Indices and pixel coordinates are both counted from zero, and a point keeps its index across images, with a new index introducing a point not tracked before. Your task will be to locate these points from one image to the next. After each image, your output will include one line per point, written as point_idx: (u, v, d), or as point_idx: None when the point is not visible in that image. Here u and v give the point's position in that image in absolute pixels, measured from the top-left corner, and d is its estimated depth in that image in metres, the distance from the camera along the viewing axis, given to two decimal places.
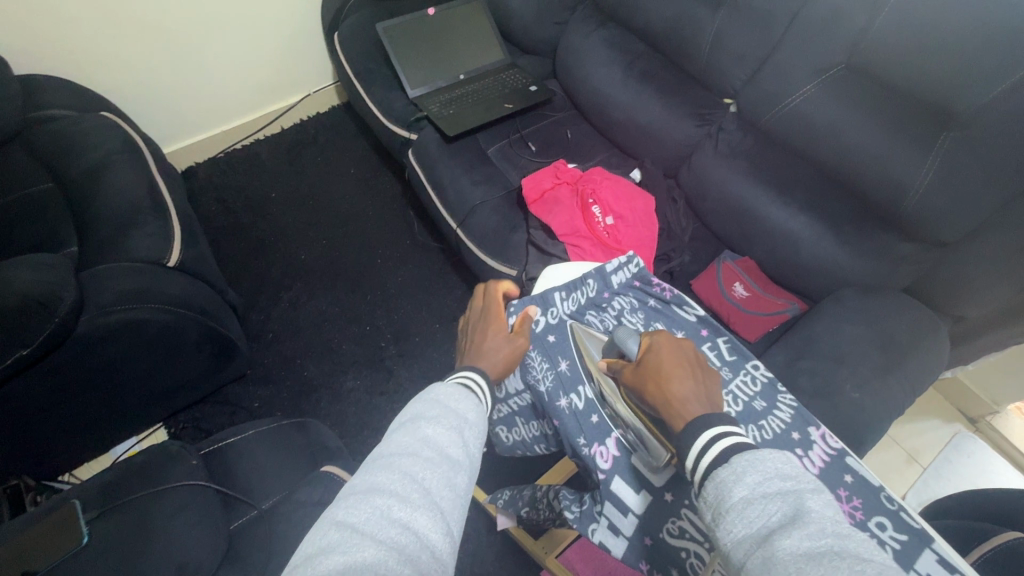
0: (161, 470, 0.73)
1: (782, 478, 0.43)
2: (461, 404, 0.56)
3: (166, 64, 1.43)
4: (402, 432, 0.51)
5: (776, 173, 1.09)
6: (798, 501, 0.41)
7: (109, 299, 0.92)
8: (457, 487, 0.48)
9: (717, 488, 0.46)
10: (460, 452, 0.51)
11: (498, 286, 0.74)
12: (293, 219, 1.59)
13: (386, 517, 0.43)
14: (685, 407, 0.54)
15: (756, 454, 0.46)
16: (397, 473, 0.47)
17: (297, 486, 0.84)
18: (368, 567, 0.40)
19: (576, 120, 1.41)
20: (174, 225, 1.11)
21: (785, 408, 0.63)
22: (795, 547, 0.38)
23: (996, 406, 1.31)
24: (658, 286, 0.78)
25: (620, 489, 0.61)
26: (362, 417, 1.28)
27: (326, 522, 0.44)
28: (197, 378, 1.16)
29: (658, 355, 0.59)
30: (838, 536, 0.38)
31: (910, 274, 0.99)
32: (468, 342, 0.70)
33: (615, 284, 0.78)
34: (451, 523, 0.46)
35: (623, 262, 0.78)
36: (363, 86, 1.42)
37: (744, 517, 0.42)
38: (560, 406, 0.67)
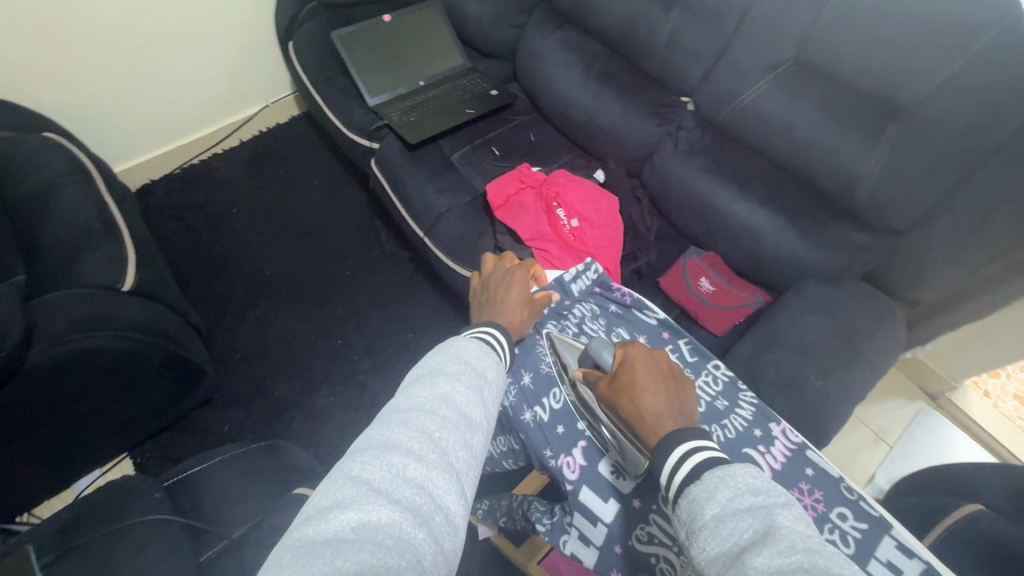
0: (122, 507, 0.71)
1: (751, 493, 0.43)
2: (481, 361, 0.59)
3: (114, 79, 1.37)
4: (420, 388, 0.53)
5: (735, 169, 1.11)
6: (768, 516, 0.41)
7: (60, 328, 0.88)
8: (471, 447, 0.51)
9: (690, 507, 0.46)
10: (476, 412, 0.53)
11: (532, 263, 0.78)
12: (256, 234, 1.55)
13: (402, 475, 0.45)
14: (657, 424, 0.54)
15: (727, 469, 0.46)
16: (414, 431, 0.49)
17: (269, 512, 0.81)
18: (382, 526, 0.42)
19: (538, 123, 1.41)
20: (129, 248, 1.07)
21: (746, 406, 0.64)
22: (767, 565, 0.37)
23: (954, 381, 1.36)
24: (618, 292, 0.79)
25: (589, 498, 0.62)
26: (337, 434, 1.26)
27: (342, 475, 0.46)
28: (162, 405, 1.13)
29: (631, 367, 0.59)
30: (809, 551, 0.38)
31: (866, 261, 1.02)
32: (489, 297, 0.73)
33: (575, 292, 0.79)
34: (463, 482, 0.48)
35: (581, 270, 0.80)
36: (321, 95, 1.39)
37: (717, 535, 0.42)
38: (525, 420, 0.68)
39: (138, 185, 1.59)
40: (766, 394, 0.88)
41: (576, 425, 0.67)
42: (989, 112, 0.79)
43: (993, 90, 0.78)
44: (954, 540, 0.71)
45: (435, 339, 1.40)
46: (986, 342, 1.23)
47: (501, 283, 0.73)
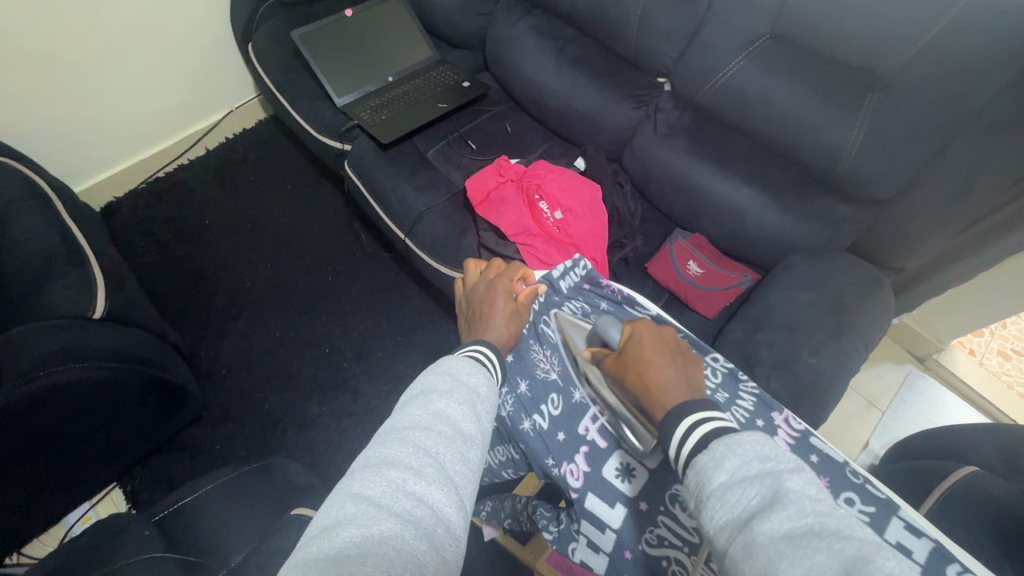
0: (111, 548, 0.68)
1: (760, 460, 0.41)
2: (473, 377, 0.57)
3: (65, 95, 1.30)
4: (414, 406, 0.52)
5: (717, 148, 1.09)
6: (776, 481, 0.39)
7: (28, 366, 0.84)
8: (469, 461, 0.49)
9: (698, 477, 0.44)
10: (471, 426, 0.51)
11: (517, 267, 0.76)
12: (232, 244, 1.51)
13: (401, 489, 0.44)
14: (664, 394, 0.53)
15: (734, 437, 0.44)
16: (411, 446, 0.47)
17: (267, 535, 0.79)
18: (385, 540, 0.40)
19: (514, 113, 1.38)
20: (96, 272, 1.02)
21: (748, 396, 0.64)
22: (774, 531, 0.36)
23: (941, 343, 1.39)
24: (608, 288, 0.75)
25: (595, 505, 0.61)
26: (332, 443, 1.24)
27: (342, 493, 0.44)
28: (147, 429, 1.10)
29: (639, 343, 0.59)
30: (818, 515, 0.37)
31: (851, 233, 1.02)
32: (475, 312, 0.72)
33: (564, 289, 0.76)
34: (463, 496, 0.47)
35: (570, 265, 0.76)
36: (286, 97, 1.33)
37: (724, 504, 0.41)
38: (525, 430, 0.69)
39: (103, 204, 1.53)
40: (761, 374, 0.88)
41: (576, 430, 0.66)
42: (965, 77, 0.78)
43: (967, 56, 0.77)
44: (952, 504, 0.72)
45: (425, 340, 1.38)
46: (971, 302, 1.25)
47: (487, 294, 0.72)
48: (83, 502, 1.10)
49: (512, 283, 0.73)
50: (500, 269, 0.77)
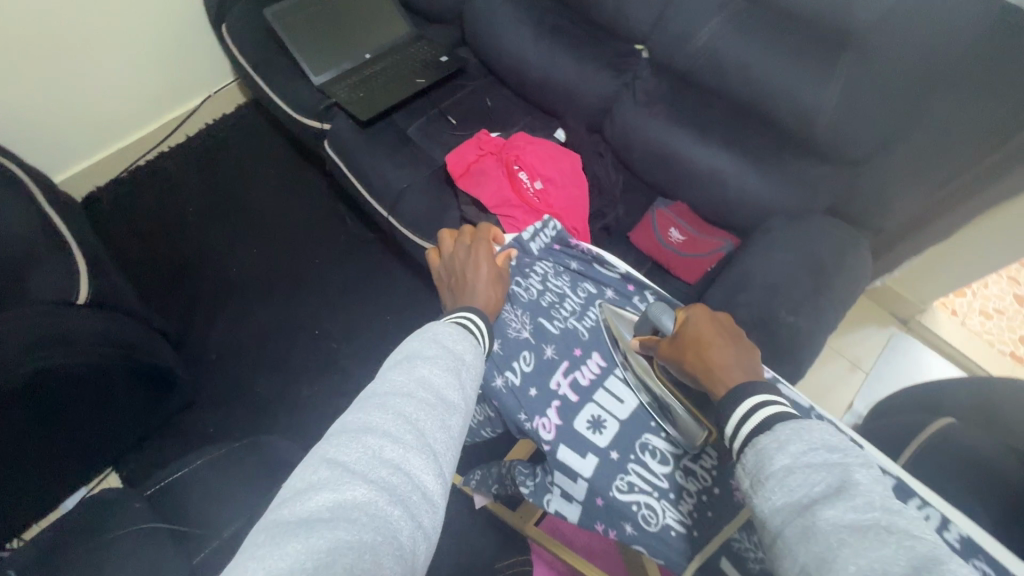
0: (103, 521, 0.70)
1: (828, 450, 0.43)
2: (460, 345, 0.58)
3: (36, 81, 1.27)
4: (398, 371, 0.52)
5: (696, 115, 1.09)
6: (844, 472, 0.41)
7: (14, 353, 0.83)
8: (450, 428, 0.50)
9: (757, 458, 0.46)
10: (454, 395, 0.53)
11: (487, 230, 0.78)
12: (216, 230, 1.50)
13: (378, 456, 0.44)
14: (724, 373, 0.55)
15: (802, 424, 0.46)
16: (390, 413, 0.48)
17: (258, 507, 0.81)
18: (357, 505, 0.41)
19: (492, 86, 1.35)
20: (79, 258, 1.02)
21: None
22: (839, 519, 0.39)
23: (923, 305, 1.41)
24: (580, 248, 0.79)
25: (567, 457, 0.63)
26: (324, 422, 1.27)
27: (316, 459, 0.44)
28: (139, 412, 1.11)
29: (696, 326, 0.60)
30: (887, 510, 0.38)
31: (830, 194, 1.02)
32: (456, 277, 0.72)
33: (535, 251, 0.79)
34: (442, 463, 0.47)
35: (540, 227, 0.79)
36: (262, 78, 1.31)
37: (783, 487, 0.42)
38: (498, 387, 0.68)
39: (84, 194, 1.52)
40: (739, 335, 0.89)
41: (548, 384, 0.68)
42: None
43: None
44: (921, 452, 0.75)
45: (413, 318, 1.39)
46: (953, 260, 1.26)
47: (468, 259, 0.72)
48: (81, 487, 1.12)
49: (490, 247, 0.74)
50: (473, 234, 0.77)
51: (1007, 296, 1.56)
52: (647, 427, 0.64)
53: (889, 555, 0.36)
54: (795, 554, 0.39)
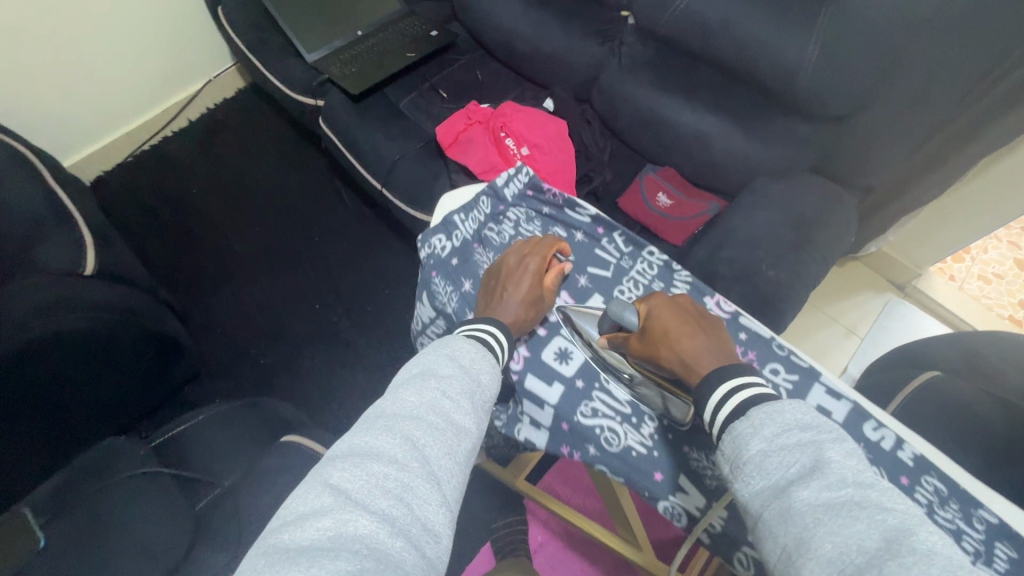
0: (111, 462, 0.77)
1: (801, 430, 0.46)
2: (476, 364, 0.59)
3: (40, 70, 1.31)
4: (409, 392, 0.53)
5: (682, 79, 1.09)
6: (818, 452, 0.44)
7: (22, 315, 0.88)
8: (457, 454, 0.50)
9: (734, 444, 0.49)
10: (465, 419, 0.53)
11: (552, 241, 0.73)
12: (219, 209, 1.55)
13: (382, 483, 0.45)
14: (697, 363, 0.57)
15: (774, 406, 0.48)
16: (399, 438, 0.48)
17: (258, 458, 0.87)
18: (358, 537, 0.41)
19: (483, 60, 1.36)
20: (85, 232, 1.06)
21: (681, 286, 0.71)
22: (814, 498, 0.42)
23: (918, 269, 1.41)
24: (549, 192, 0.80)
25: (534, 386, 0.68)
26: (327, 391, 1.31)
27: (318, 483, 0.45)
28: (149, 380, 1.15)
29: (661, 318, 0.62)
30: (859, 485, 0.41)
31: (815, 153, 1.02)
32: (494, 280, 0.71)
33: (508, 197, 0.79)
34: (447, 491, 0.48)
35: (513, 173, 0.79)
36: (258, 58, 1.34)
37: (763, 470, 0.45)
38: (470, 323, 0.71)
39: (92, 178, 1.57)
40: (722, 289, 0.91)
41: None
42: None
43: None
44: None
45: (411, 291, 1.42)
46: (949, 221, 1.26)
47: (514, 268, 0.70)
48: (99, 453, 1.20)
49: (542, 262, 0.71)
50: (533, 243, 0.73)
51: (1007, 260, 1.55)
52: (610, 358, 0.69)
53: (861, 531, 0.39)
54: (776, 535, 0.42)
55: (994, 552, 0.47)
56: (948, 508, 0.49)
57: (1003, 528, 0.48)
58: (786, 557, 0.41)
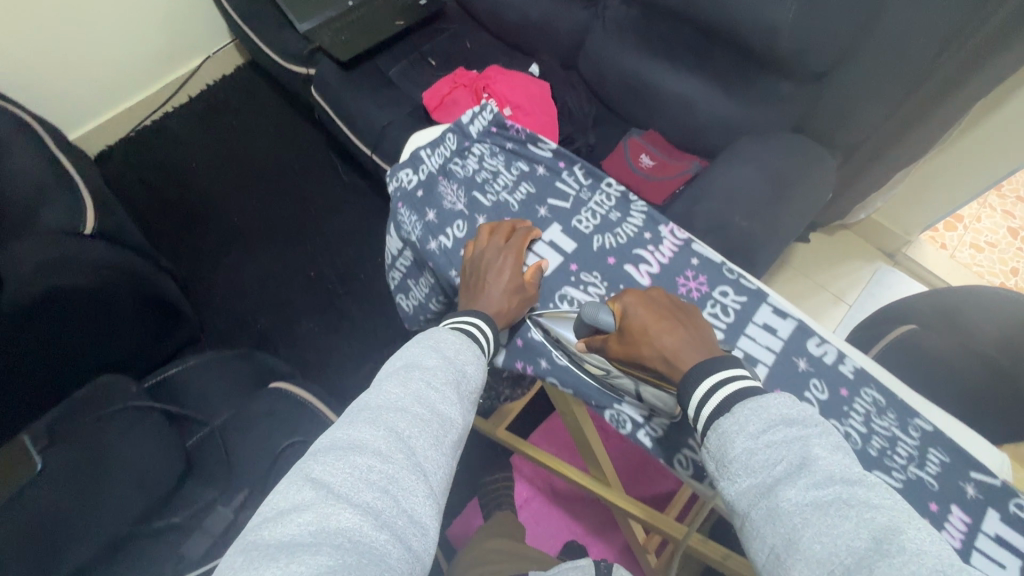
0: (105, 395, 0.82)
1: (788, 425, 0.45)
2: (461, 355, 0.56)
3: (45, 44, 1.35)
4: (392, 383, 0.50)
5: (664, 40, 1.10)
6: (805, 448, 0.43)
7: (26, 270, 0.89)
8: (443, 444, 0.47)
9: (718, 440, 0.47)
10: (451, 410, 0.50)
11: (525, 231, 0.71)
12: (219, 179, 1.59)
13: (365, 475, 0.42)
14: (679, 358, 0.55)
15: (759, 401, 0.47)
16: (382, 430, 0.45)
17: (247, 403, 0.92)
18: (341, 531, 0.39)
19: (473, 30, 1.38)
20: (86, 194, 1.07)
21: (636, 214, 0.75)
22: (801, 498, 0.41)
23: (908, 237, 1.41)
24: (513, 129, 0.83)
25: None
26: (322, 354, 1.35)
27: (300, 476, 0.42)
28: (151, 341, 1.17)
29: (638, 316, 0.59)
30: (846, 481, 0.41)
31: (793, 111, 1.03)
32: (473, 277, 0.68)
33: (473, 134, 0.83)
34: (433, 482, 0.45)
35: (477, 111, 0.83)
36: (252, 30, 1.37)
37: (749, 468, 0.44)
38: (431, 249, 0.74)
39: (97, 152, 1.62)
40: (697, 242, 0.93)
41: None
42: None
43: None
44: None
45: None
46: (937, 185, 1.26)
47: (492, 262, 0.67)
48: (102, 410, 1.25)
49: (520, 257, 0.68)
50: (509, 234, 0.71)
51: (1001, 229, 1.55)
52: (566, 281, 0.72)
53: (851, 531, 0.38)
54: (763, 535, 0.41)
55: (928, 455, 0.55)
56: (886, 417, 0.57)
57: (936, 435, 0.56)
58: (773, 556, 0.40)
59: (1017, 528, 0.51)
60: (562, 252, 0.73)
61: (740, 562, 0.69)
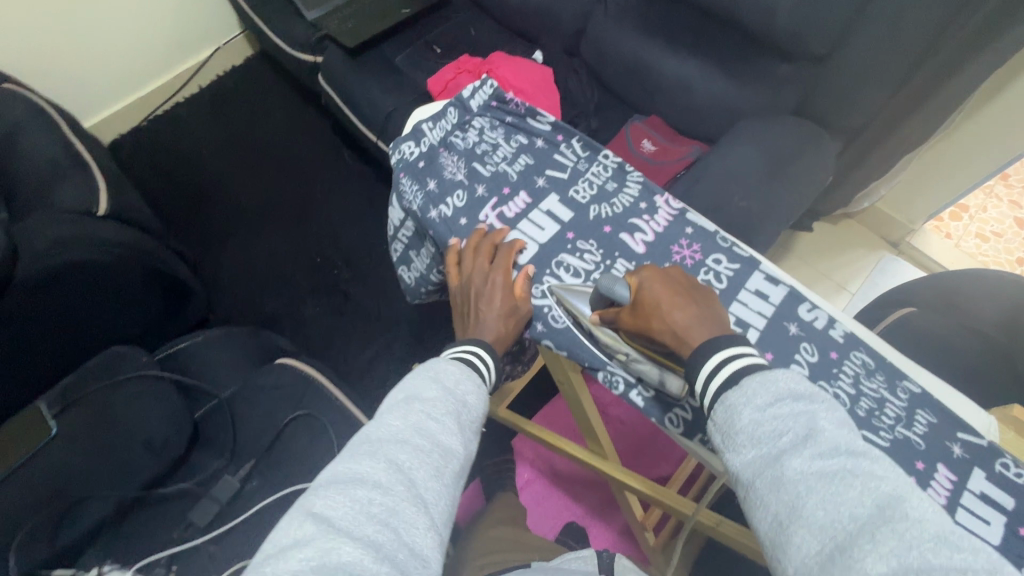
0: (116, 363, 0.85)
1: (795, 399, 0.45)
2: (460, 387, 0.55)
3: (60, 32, 1.38)
4: (393, 415, 0.49)
5: (666, 25, 1.11)
6: (811, 420, 0.43)
7: (42, 246, 0.92)
8: (445, 476, 0.46)
9: (726, 412, 0.47)
10: (451, 440, 0.49)
11: (508, 246, 0.70)
12: (228, 166, 1.62)
13: (365, 510, 0.41)
14: (689, 334, 0.53)
15: (768, 375, 0.47)
16: (382, 461, 0.44)
17: (253, 376, 0.94)
18: (341, 566, 0.37)
19: (477, 18, 1.40)
20: (98, 176, 1.10)
21: (632, 185, 0.77)
22: (807, 467, 0.41)
23: (912, 226, 1.41)
24: (513, 104, 0.86)
25: None
26: (327, 337, 1.37)
27: (300, 512, 0.41)
28: (160, 319, 1.20)
29: (652, 290, 0.58)
30: (851, 453, 0.41)
31: (794, 94, 1.04)
32: (469, 306, 0.70)
33: (474, 108, 0.85)
34: (436, 515, 0.44)
35: (478, 86, 0.85)
36: (261, 18, 1.39)
37: (754, 439, 0.44)
38: (431, 217, 0.76)
39: (109, 139, 1.65)
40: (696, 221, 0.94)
41: (477, 217, 0.76)
42: None
43: None
44: None
45: None
46: (940, 172, 1.26)
47: (482, 290, 0.68)
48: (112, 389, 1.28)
49: (508, 275, 0.68)
50: (491, 253, 0.70)
51: (1007, 219, 1.54)
52: (563, 249, 0.73)
53: (855, 500, 0.38)
54: (767, 503, 0.41)
55: (915, 417, 0.58)
56: (874, 379, 0.60)
57: (922, 397, 0.59)
58: (775, 524, 0.41)
59: (998, 485, 0.54)
60: (560, 220, 0.75)
61: (733, 528, 0.71)
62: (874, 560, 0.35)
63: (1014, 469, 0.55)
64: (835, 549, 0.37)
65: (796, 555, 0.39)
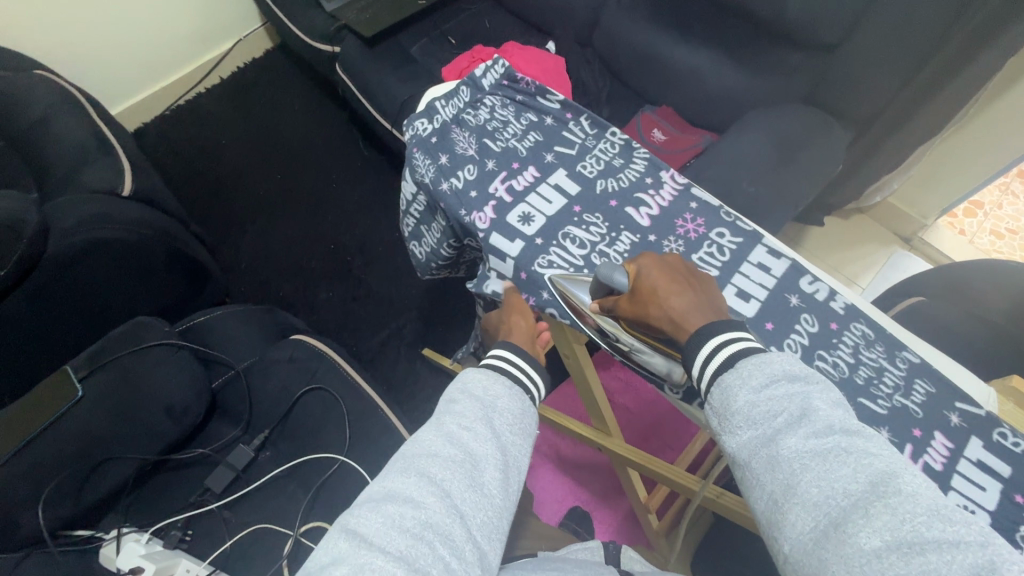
0: (139, 331, 0.87)
1: (789, 381, 0.45)
2: (491, 391, 0.54)
3: (89, 22, 1.43)
4: (426, 430, 0.50)
5: (677, 15, 1.12)
6: (805, 400, 0.44)
7: (71, 223, 0.96)
8: (479, 486, 0.47)
9: (723, 394, 0.48)
10: (484, 446, 0.49)
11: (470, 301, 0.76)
12: (246, 155, 1.66)
13: (398, 523, 0.42)
14: (686, 319, 0.54)
15: (763, 358, 0.47)
16: (414, 476, 0.46)
17: (268, 351, 0.97)
18: None
19: (491, 10, 1.42)
20: (124, 159, 1.14)
21: (639, 161, 0.79)
22: (801, 446, 0.41)
23: (925, 221, 1.40)
24: (523, 83, 0.88)
25: (498, 241, 0.73)
26: (340, 321, 1.40)
27: (337, 530, 0.43)
28: (181, 299, 1.23)
29: (650, 276, 0.58)
30: (846, 432, 0.41)
31: (804, 83, 1.04)
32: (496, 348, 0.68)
33: (485, 87, 0.87)
34: (472, 525, 0.44)
35: (490, 66, 0.87)
36: (281, 9, 1.43)
37: (751, 420, 0.45)
38: (443, 189, 0.78)
39: (133, 128, 1.70)
40: None
41: (486, 190, 0.77)
42: None
43: None
44: None
45: None
46: (952, 166, 1.25)
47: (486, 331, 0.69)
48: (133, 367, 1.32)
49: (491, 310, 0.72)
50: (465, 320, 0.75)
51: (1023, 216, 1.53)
52: (570, 221, 0.74)
53: (848, 476, 0.39)
54: (763, 483, 0.42)
55: (914, 386, 0.59)
56: (874, 349, 0.62)
57: (921, 367, 0.61)
58: (771, 503, 0.41)
59: (995, 453, 0.55)
60: (567, 194, 0.77)
61: (733, 499, 0.72)
62: (867, 534, 0.36)
63: (1012, 439, 0.56)
64: (828, 524, 0.38)
65: (790, 531, 0.39)
